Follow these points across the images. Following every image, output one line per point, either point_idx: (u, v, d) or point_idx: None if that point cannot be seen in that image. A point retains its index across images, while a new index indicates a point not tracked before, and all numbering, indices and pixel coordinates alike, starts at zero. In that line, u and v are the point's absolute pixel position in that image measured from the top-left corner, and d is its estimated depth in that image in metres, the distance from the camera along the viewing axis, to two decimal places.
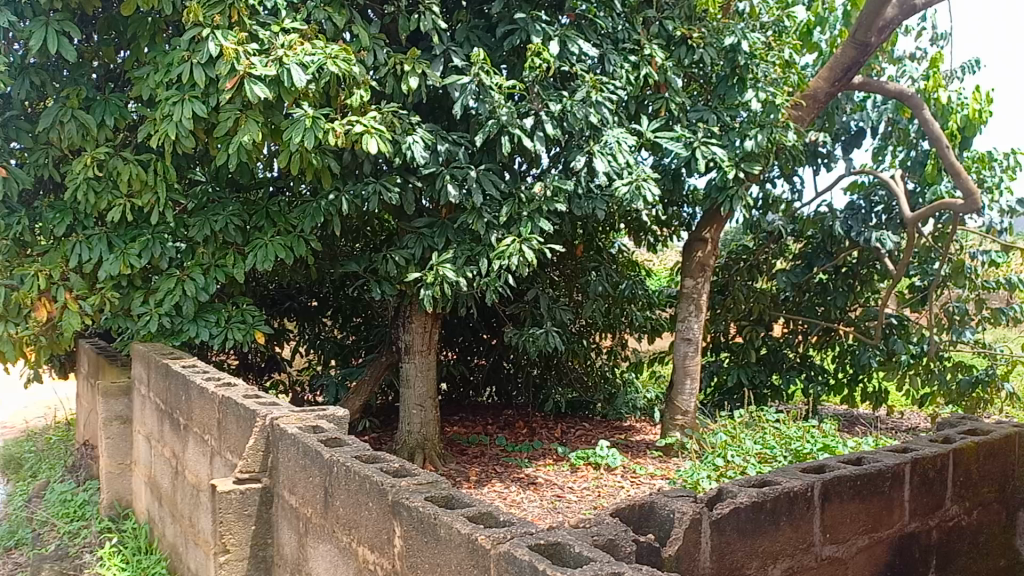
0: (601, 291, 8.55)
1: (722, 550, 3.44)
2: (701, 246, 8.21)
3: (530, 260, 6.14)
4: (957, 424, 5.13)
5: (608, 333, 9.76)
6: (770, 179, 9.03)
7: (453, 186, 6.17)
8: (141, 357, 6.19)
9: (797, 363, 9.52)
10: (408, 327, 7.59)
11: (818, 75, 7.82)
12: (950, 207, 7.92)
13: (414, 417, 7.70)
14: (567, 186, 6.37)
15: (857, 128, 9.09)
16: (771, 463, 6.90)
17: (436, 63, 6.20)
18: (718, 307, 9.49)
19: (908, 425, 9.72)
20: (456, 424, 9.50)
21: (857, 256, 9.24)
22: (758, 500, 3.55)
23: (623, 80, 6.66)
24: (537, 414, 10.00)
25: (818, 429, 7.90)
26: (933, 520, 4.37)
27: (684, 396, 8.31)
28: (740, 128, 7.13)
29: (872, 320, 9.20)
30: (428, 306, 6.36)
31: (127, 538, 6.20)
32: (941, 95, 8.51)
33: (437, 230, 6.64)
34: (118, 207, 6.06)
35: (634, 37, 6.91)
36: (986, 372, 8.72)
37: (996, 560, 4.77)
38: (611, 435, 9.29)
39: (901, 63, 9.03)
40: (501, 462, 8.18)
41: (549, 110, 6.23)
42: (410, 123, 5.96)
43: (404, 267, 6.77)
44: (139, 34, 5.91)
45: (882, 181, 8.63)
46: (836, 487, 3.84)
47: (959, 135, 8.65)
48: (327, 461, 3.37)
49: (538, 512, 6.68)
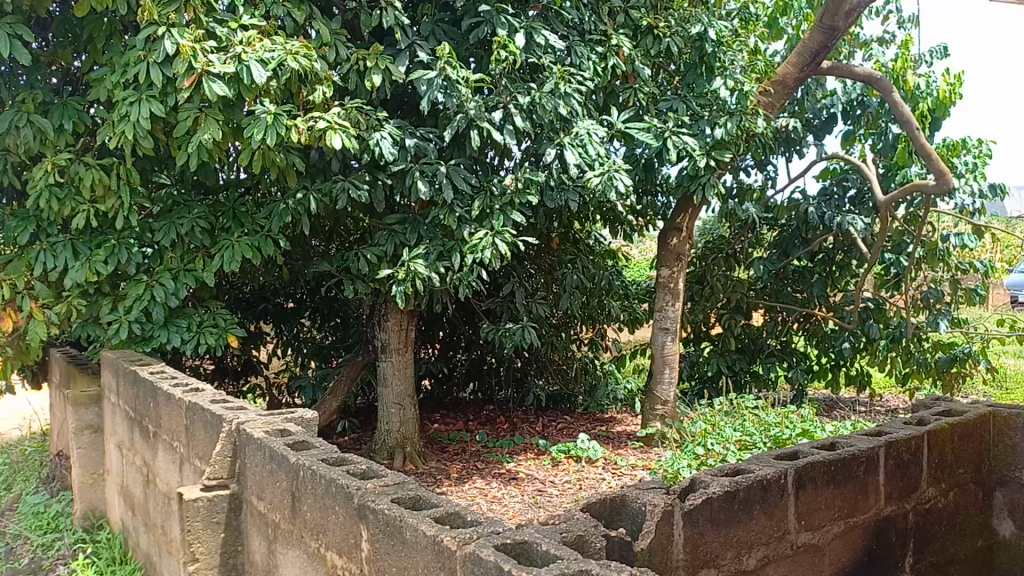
0: (578, 283, 8.48)
1: (696, 541, 3.41)
2: (675, 234, 8.17)
3: (503, 254, 6.08)
4: (932, 406, 5.13)
5: (588, 325, 9.73)
6: (744, 167, 9.03)
7: (423, 182, 6.08)
8: (111, 365, 6.08)
9: (777, 350, 9.46)
10: (383, 326, 7.49)
11: (787, 61, 7.82)
12: (922, 189, 7.88)
13: (393, 416, 7.63)
14: (538, 178, 6.33)
15: (827, 115, 9.11)
16: (750, 450, 6.90)
17: (400, 58, 6.10)
18: (697, 298, 9.47)
19: (887, 408, 9.81)
20: (436, 422, 9.45)
21: (833, 241, 9.22)
22: (731, 489, 3.51)
23: (591, 71, 6.60)
24: (518, 409, 9.97)
25: (796, 414, 7.92)
26: (909, 503, 4.37)
27: (663, 385, 8.27)
28: (710, 116, 7.13)
29: (849, 305, 9.23)
30: (401, 303, 6.26)
31: (101, 549, 6.09)
32: (910, 76, 8.61)
33: (409, 226, 6.55)
34: (81, 213, 5.91)
35: (601, 28, 6.87)
36: (962, 351, 8.77)
37: (973, 541, 4.80)
38: (592, 427, 9.28)
39: (869, 47, 9.04)
40: (481, 458, 8.12)
41: (517, 102, 6.16)
42: (376, 119, 5.88)
43: (376, 264, 6.67)
44: (96, 35, 5.78)
45: (855, 166, 8.63)
46: (810, 474, 3.82)
47: (930, 117, 8.72)
48: (293, 465, 3.30)
49: (520, 508, 6.66)
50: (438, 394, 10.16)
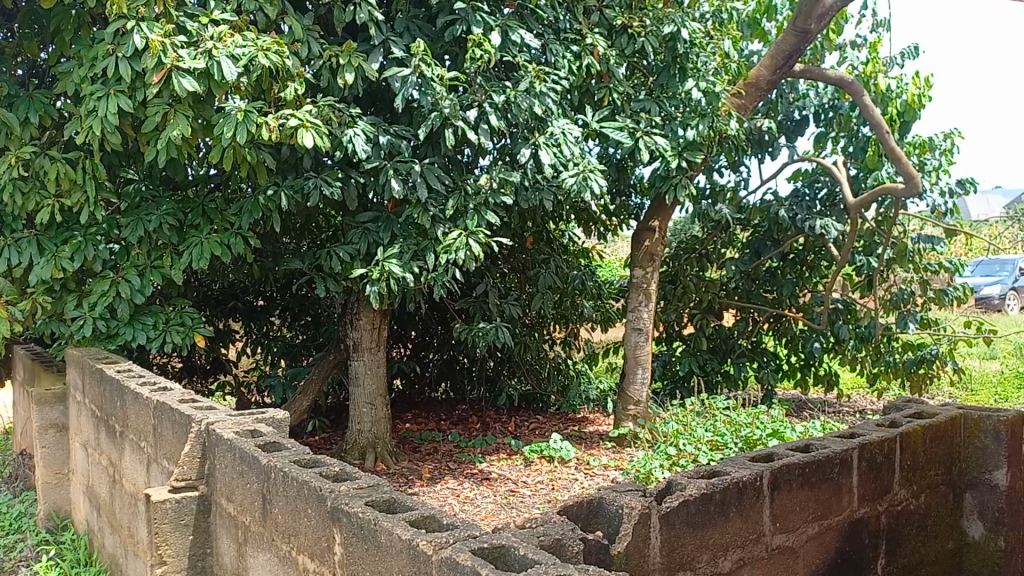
0: (551, 283, 8.46)
1: (672, 544, 3.40)
2: (649, 234, 8.18)
3: (477, 253, 6.05)
4: (903, 408, 5.18)
5: (562, 325, 9.70)
6: (716, 168, 9.06)
7: (397, 180, 6.02)
8: (76, 363, 5.96)
9: (748, 350, 9.52)
10: (355, 325, 7.41)
11: (760, 63, 7.85)
12: (892, 192, 7.98)
13: (364, 416, 7.56)
14: (513, 177, 6.30)
15: (800, 117, 9.15)
16: (721, 450, 6.91)
17: (374, 55, 6.04)
18: (669, 298, 9.48)
19: (855, 408, 9.91)
20: (408, 422, 9.38)
21: (803, 243, 9.30)
22: (707, 491, 3.50)
23: (566, 70, 6.58)
24: (490, 408, 9.94)
25: (767, 415, 7.96)
26: (882, 505, 4.39)
27: (636, 385, 8.27)
28: (682, 118, 7.15)
29: (818, 307, 9.31)
30: (374, 302, 6.19)
31: (65, 551, 5.96)
32: (879, 80, 8.71)
33: (382, 224, 6.49)
34: (46, 208, 5.79)
35: (576, 27, 6.87)
36: (930, 352, 8.86)
37: (943, 542, 4.85)
38: (564, 427, 9.27)
39: (842, 50, 9.12)
40: (453, 458, 8.08)
41: (492, 101, 6.12)
42: (349, 116, 5.83)
43: (349, 263, 6.60)
44: (63, 28, 5.66)
45: (826, 168, 8.70)
46: (785, 476, 3.82)
47: (899, 120, 8.84)
48: (264, 467, 3.24)
49: (492, 508, 6.62)
50: (410, 393, 10.09)
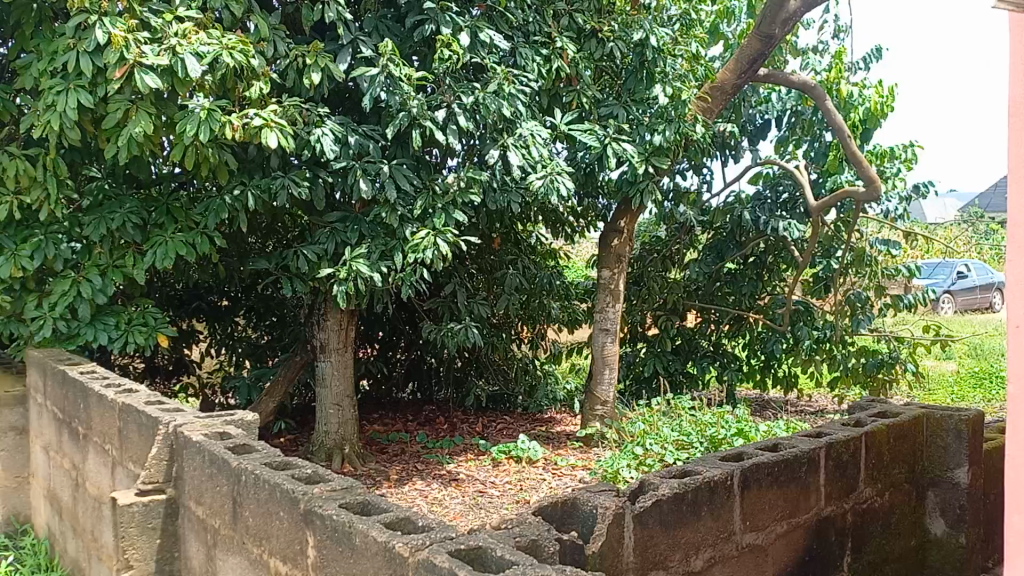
0: (519, 284, 8.48)
1: (645, 543, 3.42)
2: (616, 236, 8.23)
3: (445, 254, 6.02)
4: (868, 407, 5.27)
5: (529, 325, 9.72)
6: (681, 171, 9.15)
7: (365, 180, 5.99)
8: (37, 364, 5.84)
9: (710, 351, 9.69)
10: (323, 325, 7.36)
11: (726, 67, 7.94)
12: (853, 196, 8.10)
13: (332, 417, 7.50)
14: (481, 178, 6.30)
15: (762, 120, 9.32)
16: (687, 450, 6.97)
17: (342, 55, 6.00)
18: (634, 299, 9.55)
19: (815, 408, 10.07)
20: (375, 422, 9.35)
21: (765, 245, 9.42)
22: (679, 491, 3.54)
23: (536, 72, 6.61)
24: (457, 409, 9.93)
25: (731, 415, 8.06)
26: (847, 503, 4.47)
27: (603, 385, 8.31)
28: (650, 121, 7.20)
29: (780, 308, 9.43)
30: (342, 302, 6.14)
31: (24, 556, 5.83)
32: (843, 86, 8.84)
33: (350, 224, 6.44)
34: (4, 205, 5.67)
35: (545, 29, 6.90)
36: (890, 354, 9.02)
37: (907, 540, 4.94)
38: (531, 428, 9.28)
39: (805, 55, 9.23)
40: (421, 459, 8.06)
41: (460, 102, 6.12)
42: (317, 116, 5.79)
43: (316, 263, 6.52)
44: (23, 22, 5.54)
45: (788, 172, 8.82)
46: (754, 475, 3.88)
47: (861, 127, 8.99)
48: (234, 470, 3.21)
49: (461, 509, 6.62)
50: (377, 394, 10.05)
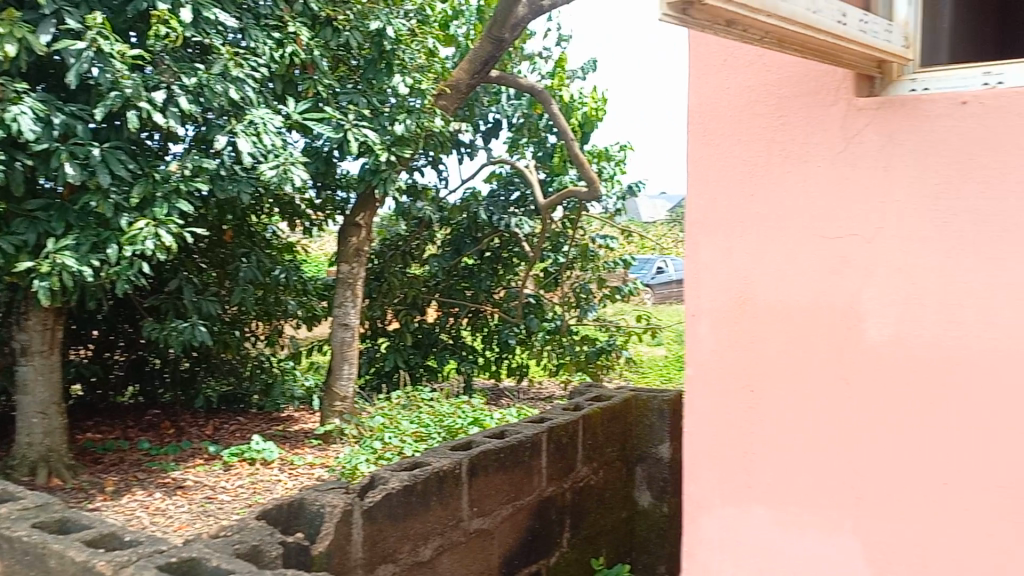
0: (252, 278, 8.13)
1: (376, 538, 3.60)
2: (354, 230, 8.14)
3: (168, 246, 5.62)
4: (586, 392, 5.71)
5: (264, 322, 9.35)
6: (418, 167, 9.24)
7: (73, 165, 5.43)
8: None
9: (447, 343, 9.92)
10: (23, 326, 6.57)
11: (460, 66, 8.14)
12: (577, 195, 8.67)
13: (35, 428, 6.73)
14: (208, 166, 5.98)
15: (494, 120, 9.66)
16: (425, 441, 7.08)
17: (43, 25, 5.38)
18: (373, 294, 9.52)
19: (546, 396, 10.67)
20: (89, 431, 8.54)
21: (499, 241, 9.80)
22: (410, 483, 3.77)
23: (267, 57, 6.36)
24: (185, 412, 9.34)
25: (468, 405, 8.30)
26: (566, 482, 4.86)
27: (342, 381, 8.21)
28: (387, 114, 7.19)
29: (513, 301, 9.86)
30: (46, 299, 5.52)
31: None
32: (567, 91, 9.42)
33: (55, 212, 5.81)
34: None
35: (277, 14, 6.64)
36: (609, 343, 9.77)
37: (619, 511, 5.46)
38: (266, 428, 8.94)
39: (532, 60, 9.72)
40: (143, 467, 7.48)
41: (183, 84, 5.74)
42: (13, 91, 5.17)
43: (14, 256, 5.76)
44: None
45: (519, 171, 9.26)
46: (482, 463, 4.18)
47: (583, 131, 9.64)
48: None
49: (188, 518, 6.24)
50: (92, 399, 9.20)
